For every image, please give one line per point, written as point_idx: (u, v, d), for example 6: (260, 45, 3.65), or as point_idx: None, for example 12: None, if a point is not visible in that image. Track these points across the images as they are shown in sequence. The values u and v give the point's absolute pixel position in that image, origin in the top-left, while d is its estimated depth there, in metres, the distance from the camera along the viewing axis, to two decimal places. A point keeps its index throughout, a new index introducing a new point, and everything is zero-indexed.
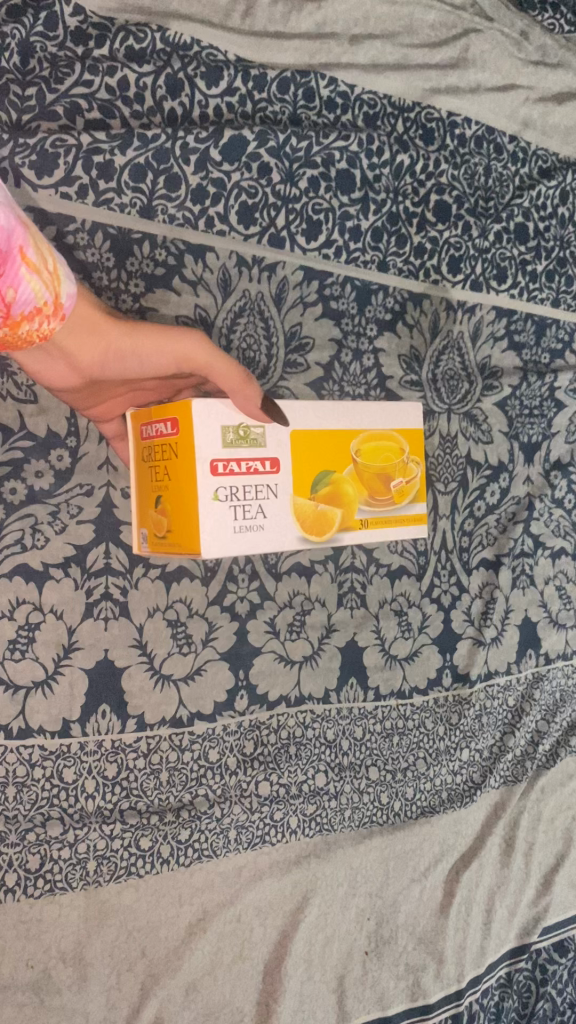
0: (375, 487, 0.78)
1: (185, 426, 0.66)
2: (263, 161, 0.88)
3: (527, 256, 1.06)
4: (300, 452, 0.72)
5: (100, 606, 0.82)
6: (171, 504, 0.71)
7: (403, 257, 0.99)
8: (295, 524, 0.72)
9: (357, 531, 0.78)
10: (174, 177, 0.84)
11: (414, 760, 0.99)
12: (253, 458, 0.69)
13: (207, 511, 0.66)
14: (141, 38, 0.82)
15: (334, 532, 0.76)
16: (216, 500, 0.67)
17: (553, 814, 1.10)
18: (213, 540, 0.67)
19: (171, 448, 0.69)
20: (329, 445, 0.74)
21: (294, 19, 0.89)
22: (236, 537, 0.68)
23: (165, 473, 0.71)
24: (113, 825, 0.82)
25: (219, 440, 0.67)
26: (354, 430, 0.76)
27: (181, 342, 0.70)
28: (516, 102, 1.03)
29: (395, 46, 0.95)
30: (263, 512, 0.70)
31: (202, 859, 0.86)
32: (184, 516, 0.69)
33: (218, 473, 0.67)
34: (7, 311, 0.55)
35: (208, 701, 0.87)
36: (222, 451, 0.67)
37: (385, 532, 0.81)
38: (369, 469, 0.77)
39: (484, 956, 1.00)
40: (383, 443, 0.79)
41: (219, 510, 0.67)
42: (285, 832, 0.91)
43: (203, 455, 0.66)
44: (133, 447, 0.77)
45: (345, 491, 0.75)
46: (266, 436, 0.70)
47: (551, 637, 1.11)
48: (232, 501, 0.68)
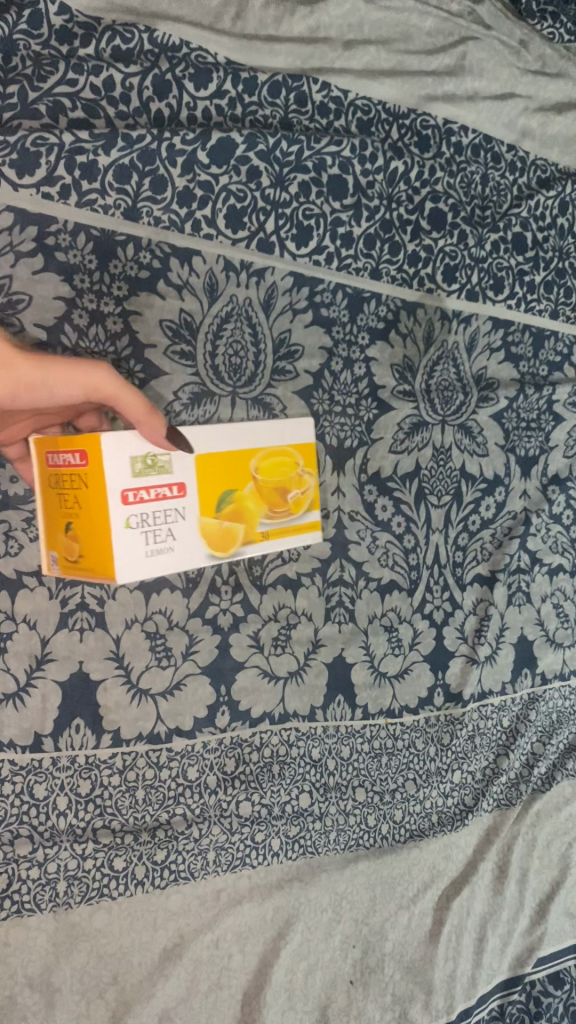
0: (273, 500, 0.80)
1: (94, 458, 0.64)
2: (252, 165, 0.87)
3: (525, 266, 1.05)
4: (205, 474, 0.73)
5: (76, 615, 0.79)
6: (83, 534, 0.69)
7: (396, 265, 0.97)
8: (203, 543, 0.73)
9: (258, 543, 0.80)
10: (159, 179, 0.82)
11: (403, 782, 0.96)
12: (161, 485, 0.69)
13: (121, 537, 0.65)
14: (128, 38, 0.81)
15: (239, 547, 0.77)
16: (128, 526, 0.66)
17: (548, 840, 1.06)
18: (127, 566, 0.66)
19: (81, 479, 0.66)
20: (231, 464, 0.75)
21: (286, 23, 0.88)
22: (148, 561, 0.68)
23: (74, 503, 0.68)
24: (84, 845, 0.79)
25: (128, 470, 0.65)
26: (253, 447, 0.78)
27: (89, 374, 0.67)
28: (514, 111, 1.02)
29: (390, 53, 0.94)
30: (172, 535, 0.70)
31: (179, 882, 0.83)
32: (95, 544, 0.67)
33: (130, 501, 0.66)
34: None
35: (188, 717, 0.84)
36: (132, 480, 0.66)
37: (286, 541, 0.83)
38: (268, 484, 0.80)
39: (475, 988, 0.96)
40: (281, 459, 0.81)
41: (132, 536, 0.66)
42: (267, 854, 0.88)
43: (115, 486, 0.64)
44: (40, 475, 0.73)
45: (246, 506, 0.77)
46: (174, 463, 0.69)
47: (548, 656, 1.08)
48: (144, 526, 0.67)
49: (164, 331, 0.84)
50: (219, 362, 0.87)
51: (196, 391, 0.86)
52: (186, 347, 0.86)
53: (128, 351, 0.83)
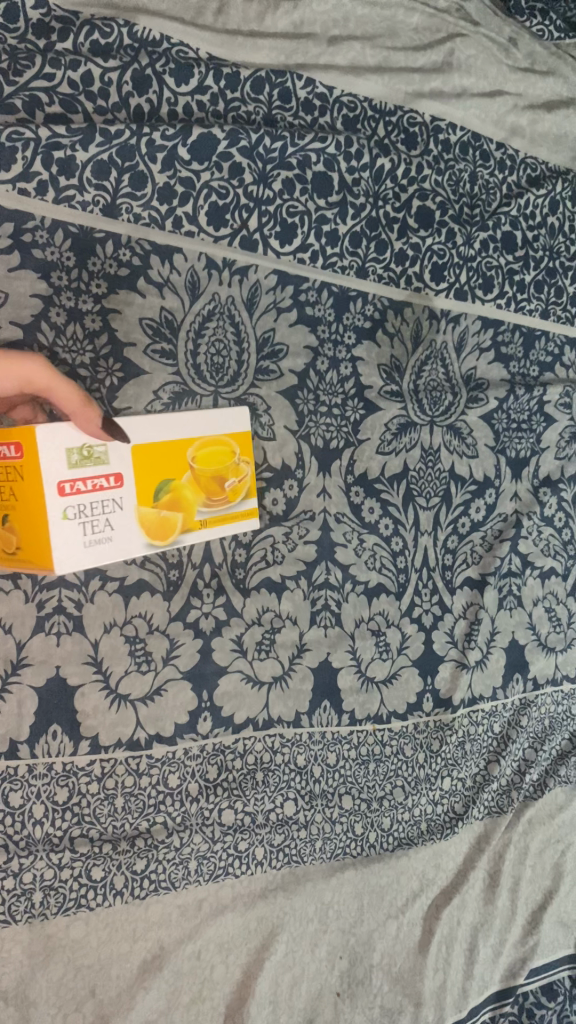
0: (211, 489, 0.79)
1: (30, 450, 0.63)
2: (235, 161, 0.85)
3: (515, 265, 1.03)
4: (142, 465, 0.71)
5: (53, 620, 0.78)
6: (20, 525, 0.68)
7: (383, 264, 0.95)
8: (140, 533, 0.72)
9: (197, 531, 0.79)
10: (139, 175, 0.81)
11: (391, 789, 0.94)
12: (98, 475, 0.67)
13: (58, 531, 0.64)
14: (107, 33, 0.79)
15: (177, 536, 0.76)
16: (66, 519, 0.65)
17: (541, 848, 1.04)
18: (65, 559, 0.66)
19: (17, 471, 0.65)
20: (166, 454, 0.73)
21: (269, 18, 0.87)
22: (86, 552, 0.68)
23: (10, 495, 0.67)
24: (62, 854, 0.78)
25: (64, 463, 0.64)
26: (190, 436, 0.76)
27: (24, 365, 0.67)
28: (503, 109, 1.00)
29: (375, 49, 0.92)
30: (110, 525, 0.69)
31: (159, 892, 0.81)
32: (32, 535, 0.66)
33: (67, 494, 0.65)
34: None
35: (168, 723, 0.82)
36: (68, 472, 0.65)
37: (226, 529, 0.82)
38: (206, 473, 0.78)
39: (466, 1000, 0.94)
40: (219, 447, 0.79)
41: (69, 528, 0.65)
42: (250, 863, 0.86)
43: (51, 480, 0.63)
44: None
45: (183, 495, 0.76)
46: (112, 453, 0.68)
47: (540, 661, 1.06)
48: (81, 517, 0.66)
49: (144, 330, 0.83)
50: (201, 361, 0.86)
51: (177, 391, 0.85)
52: (167, 346, 0.84)
53: (107, 350, 0.82)
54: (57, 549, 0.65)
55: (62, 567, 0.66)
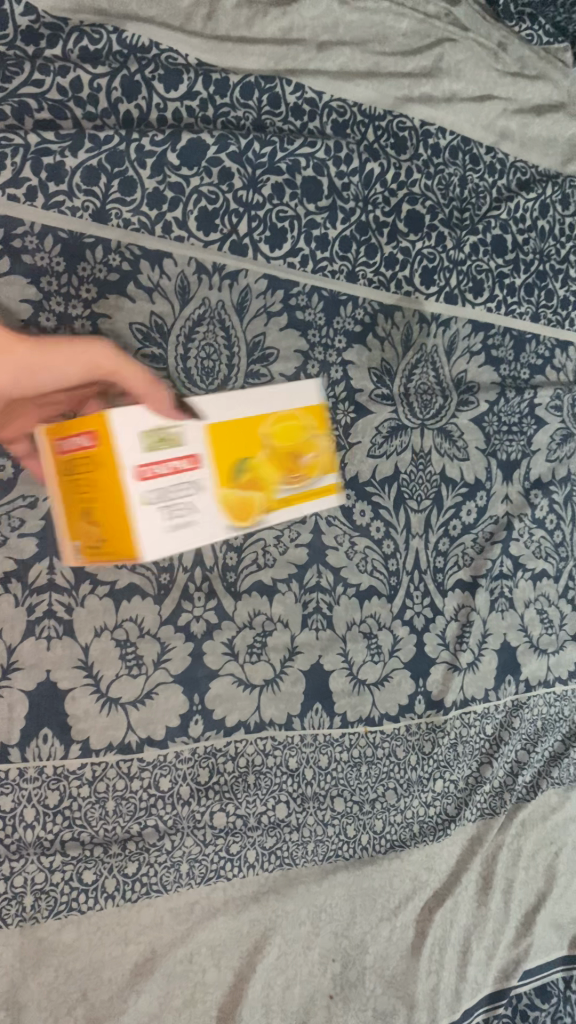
0: (287, 465, 0.70)
1: (102, 432, 0.58)
2: (224, 167, 0.86)
3: (505, 269, 1.04)
4: (222, 439, 0.64)
5: (43, 623, 0.78)
6: (102, 517, 0.62)
7: (373, 268, 0.96)
8: (223, 516, 0.64)
9: (274, 512, 0.70)
10: (129, 180, 0.82)
11: (383, 791, 0.94)
12: (177, 455, 0.61)
13: (138, 514, 0.58)
14: (96, 39, 0.81)
15: (256, 519, 0.68)
16: (146, 502, 0.59)
17: (534, 849, 1.05)
18: (150, 545, 0.59)
19: (93, 460, 0.60)
20: (257, 427, 0.67)
21: (259, 24, 0.88)
22: (170, 537, 0.61)
23: (88, 487, 0.62)
24: (53, 857, 0.78)
25: (137, 442, 0.59)
26: (263, 409, 0.68)
27: (92, 353, 0.69)
28: (493, 113, 1.01)
29: (365, 55, 0.93)
30: (194, 508, 0.62)
31: (151, 895, 0.81)
32: (114, 525, 0.61)
33: (144, 476, 0.59)
34: None
35: (160, 727, 0.82)
36: (144, 452, 0.59)
37: (299, 509, 0.73)
38: (281, 448, 0.69)
39: (459, 1002, 0.94)
40: (287, 421, 0.71)
41: (151, 513, 0.59)
42: (242, 866, 0.86)
43: (126, 462, 0.58)
44: (53, 464, 0.68)
45: (265, 473, 0.68)
46: (195, 435, 0.62)
47: (532, 663, 1.06)
48: (162, 500, 0.60)
49: (134, 334, 0.83)
50: (191, 365, 0.86)
51: None
52: (157, 350, 0.84)
53: None
54: (142, 534, 0.58)
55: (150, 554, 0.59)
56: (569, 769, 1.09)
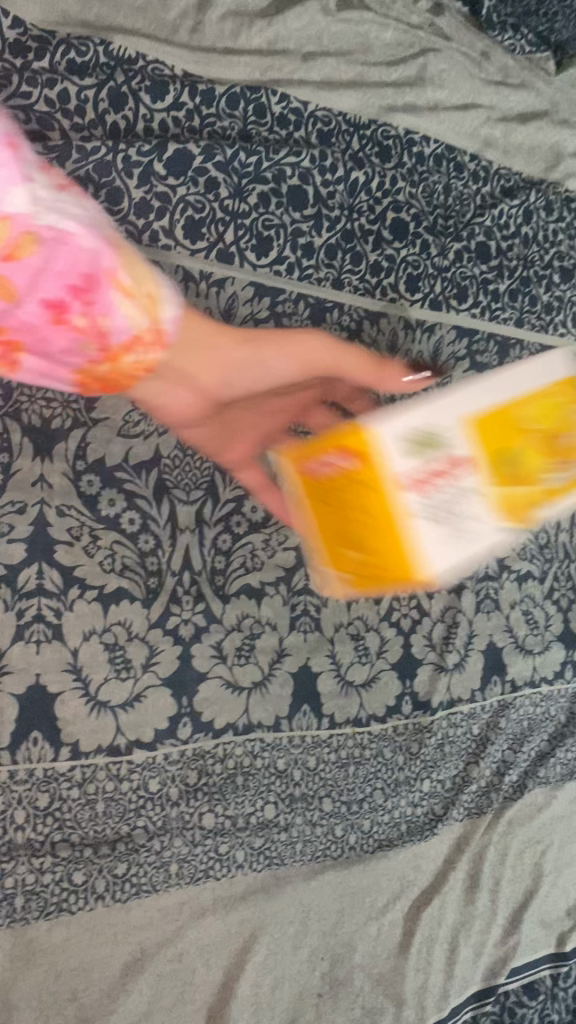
0: (567, 454, 0.53)
1: (364, 451, 0.53)
2: (210, 176, 0.87)
3: (490, 275, 1.04)
4: (487, 433, 0.52)
5: (32, 628, 0.80)
6: (363, 536, 0.57)
7: (358, 275, 0.97)
8: (506, 521, 0.53)
9: (556, 506, 0.55)
10: (115, 191, 0.83)
11: (371, 791, 0.95)
12: (448, 460, 0.52)
13: (432, 534, 0.53)
14: (83, 51, 0.83)
15: (535, 519, 0.54)
16: (435, 518, 0.53)
17: (521, 849, 1.06)
18: (450, 564, 0.54)
19: (356, 479, 0.55)
20: (490, 414, 0.52)
21: (244, 36, 0.90)
22: (481, 549, 0.54)
23: (349, 508, 0.57)
24: (43, 858, 0.79)
25: (386, 454, 0.52)
26: (525, 390, 0.52)
27: (302, 343, 0.77)
28: (476, 121, 1.03)
29: (349, 65, 0.95)
30: (480, 514, 0.53)
31: (140, 896, 0.82)
32: (381, 546, 0.56)
33: (371, 494, 0.53)
34: (102, 341, 0.58)
35: (148, 729, 0.83)
36: (417, 464, 0.52)
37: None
38: (545, 434, 0.53)
39: (447, 1000, 0.95)
40: (543, 399, 0.52)
41: (442, 530, 0.53)
42: (231, 866, 0.87)
43: (378, 483, 0.52)
44: (295, 481, 0.63)
45: (531, 458, 0.53)
46: (449, 430, 0.52)
47: (518, 663, 1.06)
48: (448, 513, 0.53)
49: None
50: None
51: None
52: None
53: None
54: (424, 556, 0.53)
55: (441, 576, 0.55)
56: (555, 767, 1.09)
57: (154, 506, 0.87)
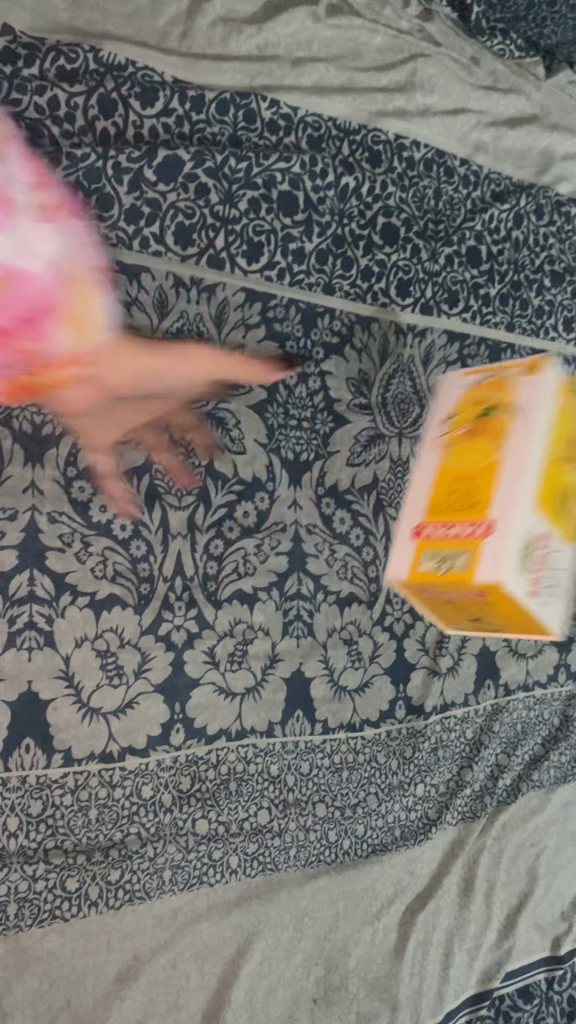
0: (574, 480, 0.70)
1: (494, 592, 0.65)
2: (201, 182, 0.87)
3: (480, 279, 1.05)
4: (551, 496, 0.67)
5: (24, 635, 0.79)
6: (498, 619, 0.72)
7: (349, 280, 0.97)
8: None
9: None
10: (106, 197, 0.83)
11: (365, 796, 0.95)
12: (542, 544, 0.67)
13: (550, 612, 0.68)
14: (73, 59, 0.83)
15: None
16: (549, 602, 0.68)
17: (515, 852, 1.06)
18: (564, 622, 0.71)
19: (481, 600, 0.68)
20: (495, 471, 0.68)
21: (234, 42, 0.91)
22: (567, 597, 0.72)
23: (484, 608, 0.70)
24: (36, 866, 0.78)
25: (524, 578, 0.65)
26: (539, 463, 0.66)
27: (214, 356, 0.87)
28: (466, 126, 1.04)
29: (339, 70, 0.96)
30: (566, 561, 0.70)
31: (134, 901, 0.82)
32: (518, 624, 0.71)
33: (539, 577, 0.66)
34: (36, 359, 0.74)
35: (141, 736, 0.83)
36: (530, 575, 0.65)
37: None
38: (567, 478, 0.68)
39: (442, 1003, 0.95)
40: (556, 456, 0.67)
41: (553, 603, 0.69)
42: (225, 872, 0.87)
43: (526, 598, 0.65)
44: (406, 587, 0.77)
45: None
46: (534, 517, 0.65)
47: (510, 667, 1.07)
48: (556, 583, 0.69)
49: None
50: None
51: None
52: None
53: None
54: (558, 627, 0.70)
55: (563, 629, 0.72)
56: (549, 770, 1.10)
57: (146, 513, 0.86)
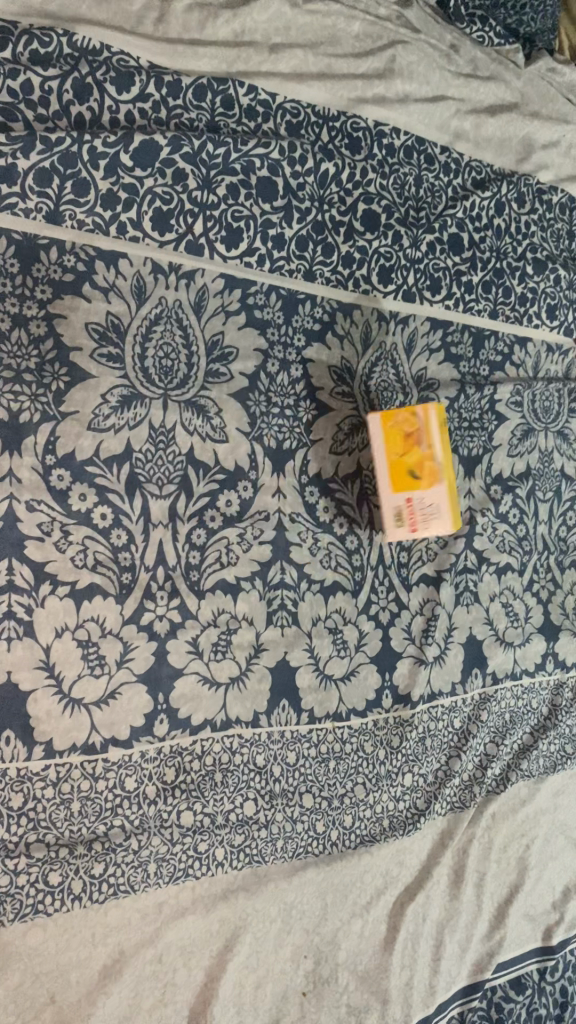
0: (402, 452, 0.92)
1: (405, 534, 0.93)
2: (178, 168, 0.87)
3: (463, 266, 1.05)
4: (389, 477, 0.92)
5: (3, 624, 0.78)
6: None
7: (330, 267, 0.96)
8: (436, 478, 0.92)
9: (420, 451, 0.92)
10: (82, 182, 0.82)
11: (352, 786, 0.94)
12: (416, 503, 0.92)
13: (431, 522, 0.93)
14: (46, 43, 0.81)
15: (437, 464, 0.92)
16: (427, 521, 0.93)
17: (505, 842, 1.05)
18: (443, 520, 0.93)
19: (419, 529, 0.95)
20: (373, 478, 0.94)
21: (210, 26, 0.89)
22: (437, 503, 0.92)
23: None
24: (17, 859, 0.77)
25: (403, 527, 0.93)
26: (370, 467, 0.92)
27: None
28: (446, 114, 1.03)
29: (317, 56, 0.94)
30: (428, 499, 0.92)
31: (118, 895, 0.81)
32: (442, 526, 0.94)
33: (416, 517, 0.93)
34: None
35: (124, 727, 0.82)
36: (407, 523, 0.93)
37: (430, 433, 0.92)
38: (395, 456, 0.92)
39: (434, 995, 0.95)
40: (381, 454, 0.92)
41: (432, 518, 0.93)
42: (211, 864, 0.86)
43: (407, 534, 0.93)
44: None
45: (404, 453, 0.92)
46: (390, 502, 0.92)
47: (498, 656, 1.06)
48: (429, 513, 0.93)
49: (91, 333, 0.83)
50: (149, 364, 0.86)
51: (125, 394, 0.85)
52: (113, 350, 0.84)
53: (52, 355, 0.82)
54: (444, 521, 0.93)
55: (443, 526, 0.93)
56: (539, 760, 1.09)
57: (126, 502, 0.84)
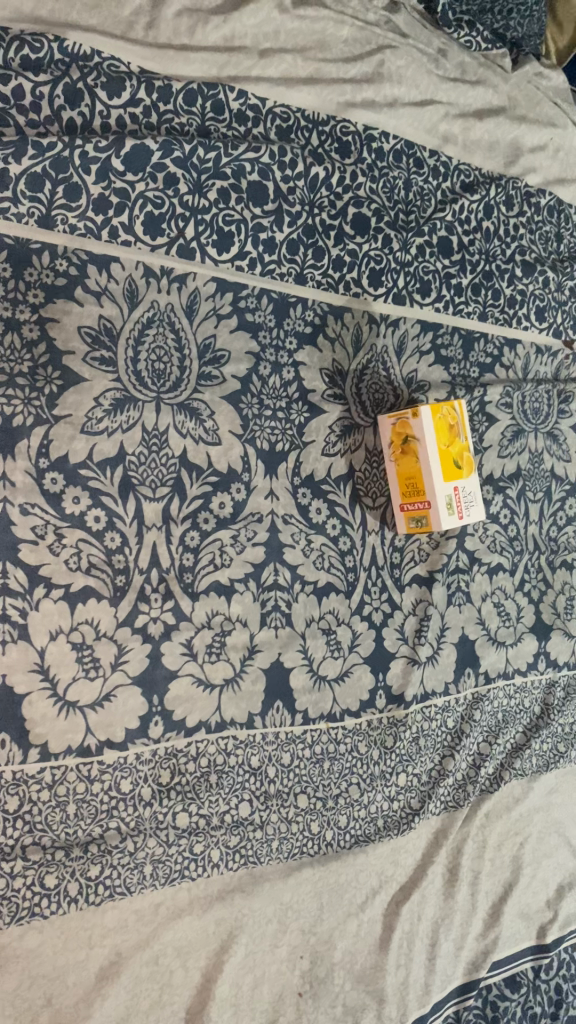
0: (448, 444, 0.97)
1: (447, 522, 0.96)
2: (169, 172, 0.87)
3: (452, 269, 1.05)
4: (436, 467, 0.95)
5: None
6: None
7: (321, 270, 0.97)
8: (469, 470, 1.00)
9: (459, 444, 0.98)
10: (74, 187, 0.83)
11: (347, 786, 0.94)
12: (460, 493, 0.98)
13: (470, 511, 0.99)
14: (37, 48, 0.81)
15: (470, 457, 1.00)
16: (468, 509, 0.99)
17: (500, 842, 1.06)
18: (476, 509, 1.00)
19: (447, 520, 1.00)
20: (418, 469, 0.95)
21: (200, 32, 0.89)
22: (472, 493, 1.00)
23: None
24: (13, 863, 0.77)
25: (452, 514, 0.96)
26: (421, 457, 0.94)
27: None
28: (435, 117, 1.04)
29: (306, 61, 0.95)
30: (468, 490, 0.99)
31: (115, 897, 0.81)
32: None
33: (460, 505, 0.97)
34: None
35: (118, 730, 0.83)
36: (455, 510, 0.97)
37: (464, 429, 0.99)
38: (445, 448, 0.96)
39: (429, 995, 0.95)
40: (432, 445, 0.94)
41: (470, 506, 0.99)
42: (207, 865, 0.86)
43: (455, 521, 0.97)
44: None
45: (450, 445, 0.97)
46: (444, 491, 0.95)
47: (491, 655, 1.07)
48: (469, 502, 0.99)
49: (83, 337, 0.84)
50: (141, 367, 0.86)
51: (118, 397, 0.85)
52: (106, 354, 0.85)
53: (45, 359, 0.82)
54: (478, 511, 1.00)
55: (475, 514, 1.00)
56: (531, 758, 1.10)
57: (119, 505, 0.84)
